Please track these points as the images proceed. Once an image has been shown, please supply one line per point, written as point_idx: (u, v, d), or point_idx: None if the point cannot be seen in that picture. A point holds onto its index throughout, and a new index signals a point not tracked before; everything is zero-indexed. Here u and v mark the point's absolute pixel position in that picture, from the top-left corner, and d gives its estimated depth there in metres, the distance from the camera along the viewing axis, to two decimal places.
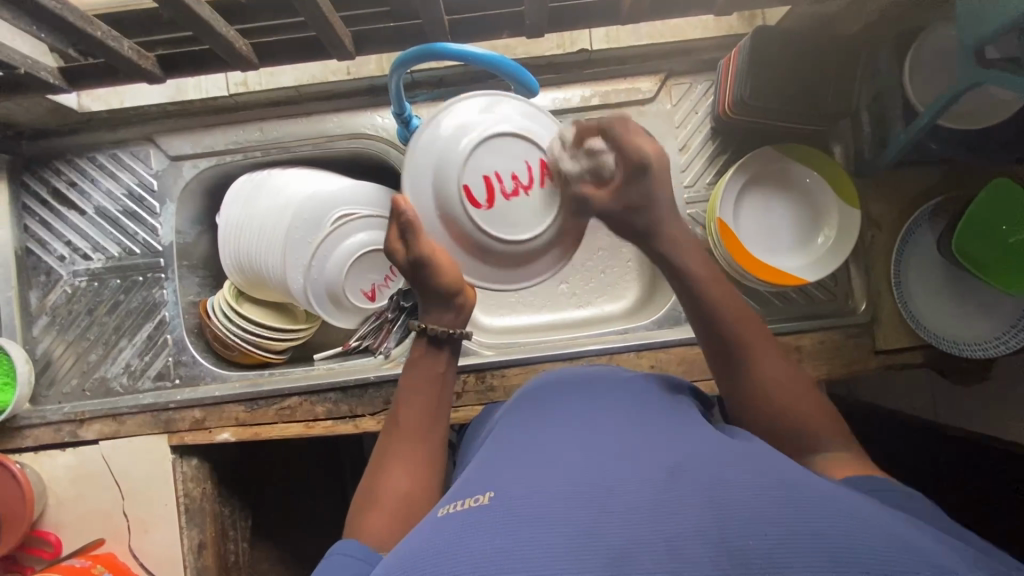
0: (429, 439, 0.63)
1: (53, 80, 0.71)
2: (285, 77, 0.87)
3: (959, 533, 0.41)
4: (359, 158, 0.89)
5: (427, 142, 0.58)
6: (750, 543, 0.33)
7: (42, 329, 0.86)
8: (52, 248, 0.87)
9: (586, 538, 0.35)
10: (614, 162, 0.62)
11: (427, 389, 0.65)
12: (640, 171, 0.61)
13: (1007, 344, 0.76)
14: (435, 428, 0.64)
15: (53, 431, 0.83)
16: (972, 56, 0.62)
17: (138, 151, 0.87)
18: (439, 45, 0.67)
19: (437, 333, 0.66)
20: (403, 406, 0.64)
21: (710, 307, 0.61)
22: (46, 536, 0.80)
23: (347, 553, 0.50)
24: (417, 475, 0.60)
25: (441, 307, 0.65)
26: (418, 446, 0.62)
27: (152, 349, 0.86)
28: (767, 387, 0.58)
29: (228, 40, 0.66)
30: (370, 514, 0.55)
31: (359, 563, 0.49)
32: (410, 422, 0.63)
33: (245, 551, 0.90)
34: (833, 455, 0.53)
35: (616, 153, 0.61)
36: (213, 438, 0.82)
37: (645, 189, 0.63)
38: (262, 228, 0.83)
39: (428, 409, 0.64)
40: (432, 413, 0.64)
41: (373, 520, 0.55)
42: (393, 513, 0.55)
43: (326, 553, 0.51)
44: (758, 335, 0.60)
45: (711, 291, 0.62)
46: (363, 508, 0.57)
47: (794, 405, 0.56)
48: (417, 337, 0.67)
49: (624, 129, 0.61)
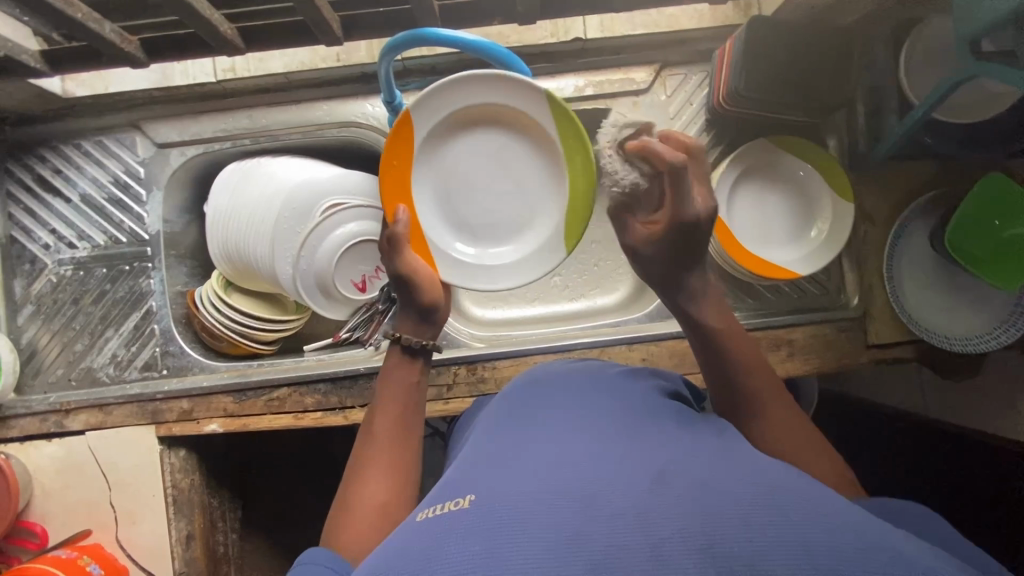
0: (404, 448, 0.63)
1: (35, 63, 0.70)
2: (274, 62, 0.85)
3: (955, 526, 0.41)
4: (350, 147, 0.88)
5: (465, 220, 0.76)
6: (737, 548, 0.33)
7: (28, 319, 0.85)
8: (37, 236, 0.85)
9: (566, 543, 0.35)
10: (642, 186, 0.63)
11: (399, 398, 0.66)
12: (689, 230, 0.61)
13: (997, 340, 0.76)
14: (410, 437, 0.64)
15: (38, 421, 0.82)
16: (968, 48, 0.61)
17: (124, 138, 0.86)
18: (429, 29, 0.66)
19: (410, 342, 0.68)
20: (376, 415, 0.65)
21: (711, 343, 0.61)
22: (32, 527, 0.79)
23: (315, 562, 0.49)
24: (395, 486, 0.59)
25: (413, 317, 0.70)
26: (394, 456, 0.62)
27: (139, 340, 0.85)
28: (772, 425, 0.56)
29: (213, 23, 0.65)
30: (347, 523, 0.55)
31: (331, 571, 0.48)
32: (383, 431, 0.64)
33: (233, 542, 0.90)
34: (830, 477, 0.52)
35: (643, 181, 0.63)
36: (200, 430, 0.81)
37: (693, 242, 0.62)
38: (250, 216, 0.82)
39: (402, 421, 0.65)
40: (405, 419, 0.65)
41: (350, 533, 0.54)
42: (369, 525, 0.55)
43: (295, 562, 0.50)
44: (757, 360, 0.60)
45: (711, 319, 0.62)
46: (339, 518, 0.56)
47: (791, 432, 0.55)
48: (390, 344, 0.69)
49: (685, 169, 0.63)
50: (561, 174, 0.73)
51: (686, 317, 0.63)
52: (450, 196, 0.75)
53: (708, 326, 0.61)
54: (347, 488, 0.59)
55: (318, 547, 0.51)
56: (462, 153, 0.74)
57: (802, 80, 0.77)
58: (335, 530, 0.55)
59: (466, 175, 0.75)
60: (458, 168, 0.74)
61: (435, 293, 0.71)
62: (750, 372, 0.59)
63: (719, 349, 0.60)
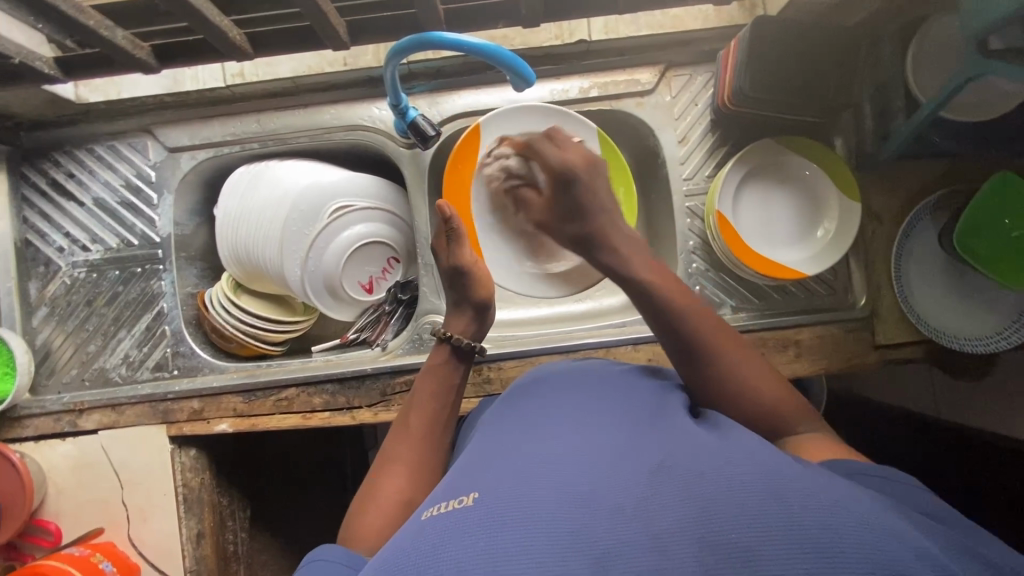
0: (432, 442, 0.64)
1: (49, 70, 0.71)
2: (282, 67, 0.86)
3: (964, 526, 0.41)
4: (356, 149, 0.89)
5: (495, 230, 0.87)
6: (739, 540, 0.33)
7: (42, 320, 0.86)
8: (51, 239, 0.87)
9: (569, 538, 0.35)
10: (543, 166, 0.71)
11: (438, 395, 0.67)
12: (568, 181, 0.69)
13: (1009, 339, 0.77)
14: (444, 431, 0.66)
15: (53, 421, 0.83)
16: (974, 46, 0.61)
17: (136, 142, 0.87)
18: (436, 33, 0.67)
19: (460, 342, 0.70)
20: (413, 410, 0.66)
21: (671, 310, 0.60)
22: (46, 525, 0.81)
23: (324, 558, 0.50)
24: (416, 481, 0.60)
25: (456, 312, 0.73)
26: (420, 451, 0.63)
27: (150, 340, 0.86)
28: (742, 384, 0.56)
29: (222, 29, 0.66)
30: (367, 517, 0.56)
31: (338, 565, 0.49)
32: (421, 422, 0.65)
33: (243, 541, 0.91)
34: (812, 438, 0.53)
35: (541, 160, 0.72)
36: (211, 429, 0.82)
37: (578, 195, 0.69)
38: (259, 219, 0.83)
39: (438, 414, 0.66)
40: (442, 415, 0.66)
41: (367, 528, 0.55)
42: (386, 521, 0.56)
43: (305, 561, 0.51)
44: (716, 324, 0.60)
45: (669, 292, 0.62)
46: (360, 509, 0.58)
47: (768, 398, 0.55)
48: (439, 344, 0.71)
49: (553, 142, 0.73)
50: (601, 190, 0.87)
51: (635, 284, 0.64)
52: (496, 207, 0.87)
53: (660, 296, 0.61)
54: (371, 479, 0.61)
55: (329, 545, 0.52)
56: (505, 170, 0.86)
57: (807, 80, 0.77)
58: (355, 524, 0.57)
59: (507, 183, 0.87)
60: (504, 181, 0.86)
61: (487, 292, 0.73)
62: (716, 342, 0.58)
63: (677, 322, 0.60)
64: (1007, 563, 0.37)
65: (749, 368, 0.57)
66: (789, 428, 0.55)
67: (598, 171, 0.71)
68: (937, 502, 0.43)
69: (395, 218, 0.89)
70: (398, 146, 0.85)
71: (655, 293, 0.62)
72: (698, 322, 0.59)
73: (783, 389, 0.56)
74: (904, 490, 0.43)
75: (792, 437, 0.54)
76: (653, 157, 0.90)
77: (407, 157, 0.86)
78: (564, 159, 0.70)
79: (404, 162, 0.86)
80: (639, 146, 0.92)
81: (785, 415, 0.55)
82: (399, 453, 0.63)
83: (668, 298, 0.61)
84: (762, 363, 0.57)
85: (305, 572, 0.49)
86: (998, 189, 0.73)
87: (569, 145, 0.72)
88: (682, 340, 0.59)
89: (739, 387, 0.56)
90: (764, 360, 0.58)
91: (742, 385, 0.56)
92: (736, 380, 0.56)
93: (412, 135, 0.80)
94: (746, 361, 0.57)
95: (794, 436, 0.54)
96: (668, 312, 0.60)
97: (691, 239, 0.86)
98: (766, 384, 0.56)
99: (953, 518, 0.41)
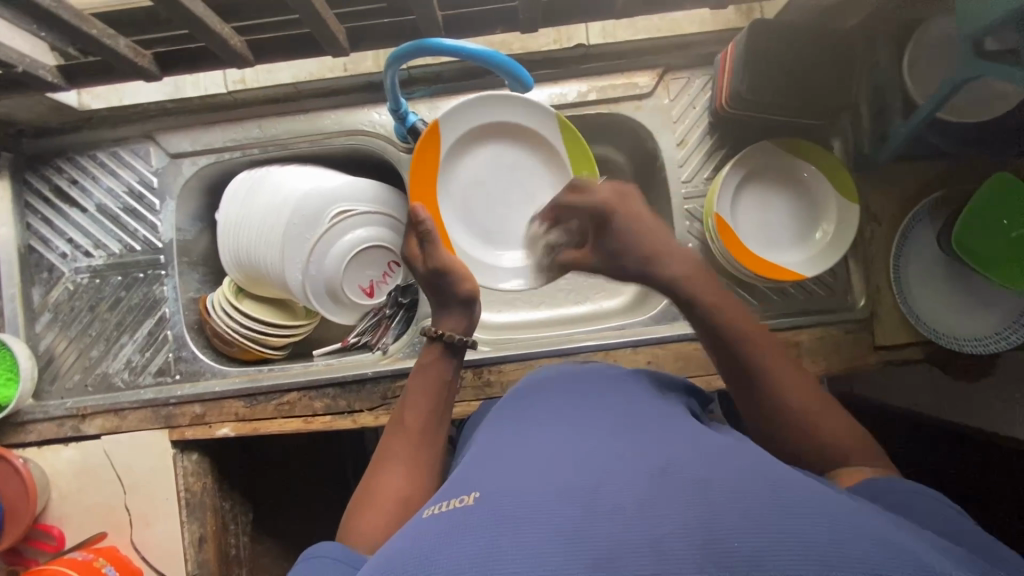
0: (429, 440, 0.65)
1: (52, 78, 0.72)
2: (282, 74, 0.87)
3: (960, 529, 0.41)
4: (357, 154, 0.90)
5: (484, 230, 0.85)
6: (736, 544, 0.33)
7: (45, 326, 0.87)
8: (54, 245, 0.88)
9: (565, 539, 0.35)
10: (573, 218, 0.73)
11: (432, 391, 0.67)
12: (604, 222, 0.68)
13: (1009, 340, 0.77)
14: (440, 428, 0.66)
15: (56, 426, 0.84)
16: (971, 49, 0.61)
17: (138, 148, 0.88)
18: (433, 39, 0.67)
19: (452, 339, 0.69)
20: (408, 408, 0.66)
21: (726, 334, 0.59)
22: (50, 530, 0.81)
23: (326, 556, 0.50)
24: (415, 478, 0.61)
25: (445, 309, 0.72)
26: (418, 448, 0.63)
27: (152, 345, 0.86)
28: (801, 413, 0.55)
29: (223, 37, 0.66)
30: (366, 512, 0.57)
31: (340, 564, 0.49)
32: (419, 417, 0.65)
33: (245, 545, 0.91)
34: (859, 470, 0.52)
35: (572, 208, 0.72)
36: (213, 433, 0.83)
37: (613, 237, 0.67)
38: (261, 224, 0.83)
39: (435, 410, 0.66)
40: (438, 412, 0.67)
41: (366, 525, 0.56)
42: (384, 519, 0.56)
43: (301, 557, 0.51)
44: (778, 356, 0.58)
45: (722, 309, 0.60)
46: (359, 505, 0.58)
47: (825, 428, 0.55)
48: (429, 343, 0.70)
49: (581, 190, 0.71)
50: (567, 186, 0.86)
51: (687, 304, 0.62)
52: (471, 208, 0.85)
53: (705, 312, 0.61)
54: (370, 476, 0.61)
55: (327, 543, 0.52)
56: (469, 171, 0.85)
57: (805, 83, 0.78)
58: (354, 519, 0.57)
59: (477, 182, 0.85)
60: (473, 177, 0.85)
61: (472, 288, 0.73)
62: (774, 372, 0.57)
63: (730, 344, 0.59)
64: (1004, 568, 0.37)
65: (801, 395, 0.56)
66: (849, 463, 0.53)
67: (631, 198, 0.69)
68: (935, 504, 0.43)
69: (396, 222, 0.89)
70: (399, 151, 0.86)
71: (712, 313, 0.60)
72: (757, 353, 0.58)
73: (842, 421, 0.55)
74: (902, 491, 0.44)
75: (841, 467, 0.53)
76: (652, 160, 0.91)
77: (407, 161, 0.86)
78: (630, 210, 0.68)
79: (404, 166, 0.86)
80: (638, 148, 0.92)
81: (844, 444, 0.54)
82: (397, 449, 0.63)
83: (725, 319, 0.60)
84: (811, 385, 0.57)
85: (302, 567, 0.50)
86: (997, 190, 0.74)
87: (599, 187, 0.70)
88: (732, 366, 0.59)
89: (798, 418, 0.55)
90: (815, 381, 0.58)
91: (799, 414, 0.55)
92: (792, 412, 0.56)
93: (412, 140, 0.80)
94: (803, 389, 0.57)
95: (847, 468, 0.52)
96: (723, 335, 0.59)
97: (690, 241, 0.86)
98: (828, 414, 0.55)
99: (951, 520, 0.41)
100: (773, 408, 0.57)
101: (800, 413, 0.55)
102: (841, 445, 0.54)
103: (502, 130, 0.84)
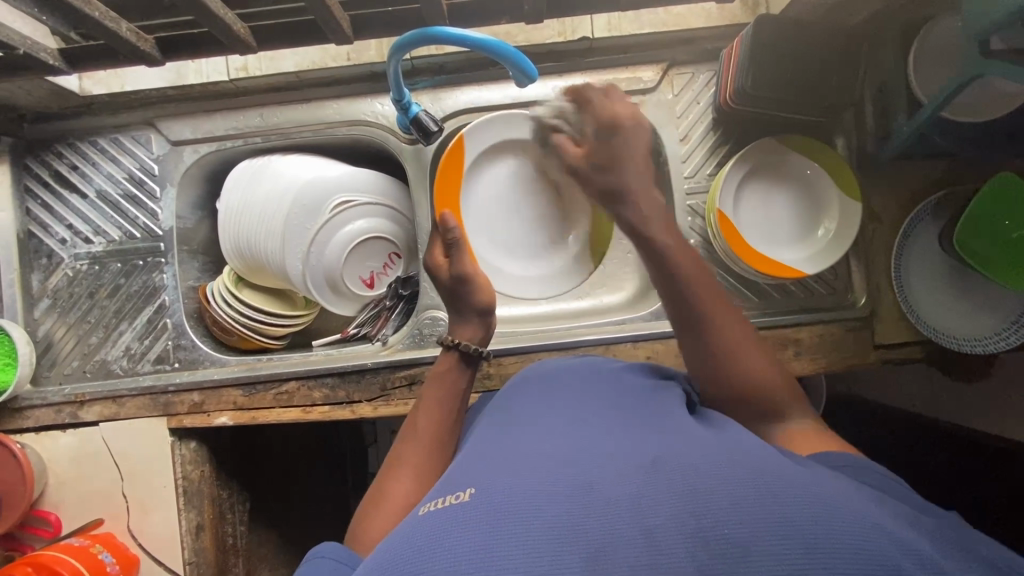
0: (440, 447, 0.64)
1: (54, 61, 0.72)
2: (286, 62, 0.86)
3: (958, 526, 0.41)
4: (359, 144, 0.89)
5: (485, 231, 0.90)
6: (731, 535, 0.33)
7: (44, 312, 0.87)
8: (54, 231, 0.87)
9: (561, 532, 0.35)
10: (586, 117, 0.67)
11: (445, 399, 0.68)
12: (611, 130, 0.63)
13: (1008, 340, 0.76)
14: (452, 435, 0.66)
15: (53, 412, 0.84)
16: (975, 47, 0.61)
17: (139, 135, 0.87)
18: (438, 28, 0.67)
19: (468, 349, 0.72)
20: (420, 413, 0.67)
21: (682, 280, 0.58)
22: (47, 516, 0.81)
23: (327, 556, 0.50)
24: (422, 484, 0.60)
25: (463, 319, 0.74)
26: (428, 455, 0.63)
27: (151, 333, 0.86)
28: (733, 357, 0.56)
29: (227, 22, 0.66)
30: (375, 519, 0.57)
31: (343, 566, 0.49)
32: (428, 426, 0.65)
33: (242, 534, 0.91)
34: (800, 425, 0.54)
35: (587, 103, 0.66)
36: (211, 422, 0.82)
37: (615, 146, 0.63)
38: (262, 213, 0.83)
39: (444, 417, 0.67)
40: (448, 420, 0.67)
41: (374, 530, 0.55)
42: (393, 521, 0.56)
43: (305, 558, 0.51)
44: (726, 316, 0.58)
45: (677, 253, 0.59)
46: (370, 514, 0.58)
47: (753, 374, 0.56)
48: (445, 351, 0.73)
49: (582, 97, 0.67)
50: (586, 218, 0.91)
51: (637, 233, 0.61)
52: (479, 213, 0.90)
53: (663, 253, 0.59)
54: (380, 485, 0.61)
55: (332, 544, 0.52)
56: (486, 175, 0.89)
57: (810, 80, 0.77)
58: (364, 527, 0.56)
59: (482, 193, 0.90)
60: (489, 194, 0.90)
61: (489, 297, 0.74)
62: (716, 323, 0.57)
63: (683, 289, 0.58)
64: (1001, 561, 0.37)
65: (742, 343, 0.57)
66: (780, 412, 0.55)
67: (645, 125, 0.65)
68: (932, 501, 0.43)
69: (396, 213, 0.89)
70: (401, 142, 0.86)
71: (668, 254, 0.59)
72: (701, 301, 0.58)
73: (773, 371, 0.57)
74: (897, 489, 0.43)
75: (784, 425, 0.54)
76: (655, 156, 0.91)
77: (409, 153, 0.86)
78: (609, 113, 0.64)
79: (408, 159, 0.86)
80: None
81: (777, 398, 0.55)
82: (405, 460, 0.63)
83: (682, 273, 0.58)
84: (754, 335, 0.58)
85: (305, 569, 0.49)
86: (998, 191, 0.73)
87: (604, 104, 0.65)
88: (683, 309, 0.58)
89: (729, 365, 0.56)
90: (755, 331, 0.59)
91: (734, 352, 0.56)
92: (729, 354, 0.56)
93: (415, 131, 0.80)
94: (743, 338, 0.57)
95: (783, 422, 0.55)
96: (679, 274, 0.58)
97: (692, 237, 0.86)
98: (761, 361, 0.57)
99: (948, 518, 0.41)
100: (723, 356, 0.56)
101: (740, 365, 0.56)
102: (772, 395, 0.56)
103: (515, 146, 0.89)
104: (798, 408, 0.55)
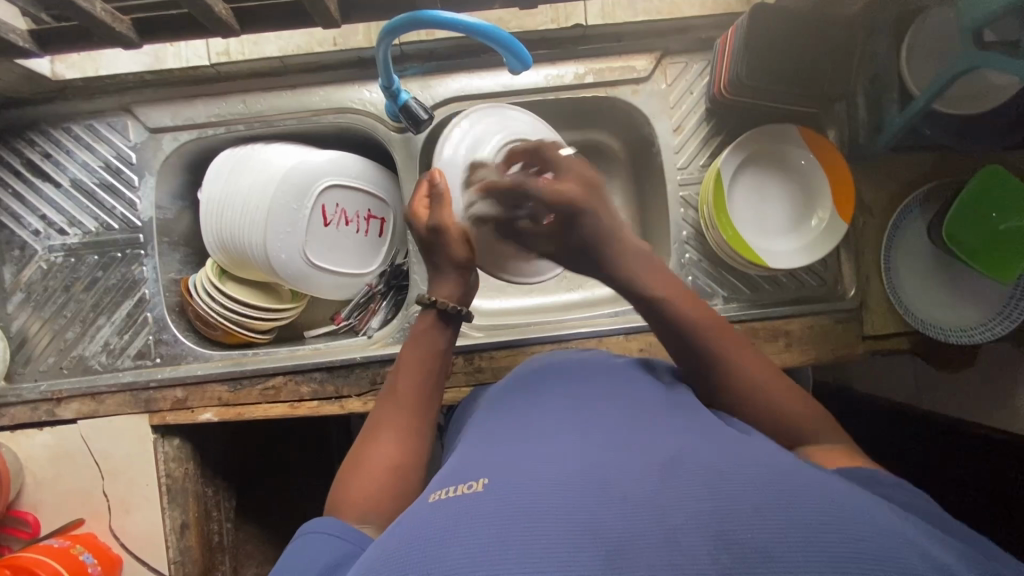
0: (423, 412, 0.62)
1: (22, 42, 0.68)
2: (269, 47, 0.83)
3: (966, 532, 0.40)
4: (346, 132, 0.87)
5: (753, 222, 0.85)
6: (750, 537, 0.33)
7: (17, 306, 0.83)
8: (26, 222, 0.84)
9: (580, 527, 0.34)
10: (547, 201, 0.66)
11: (423, 361, 0.64)
12: (575, 215, 0.64)
13: (991, 331, 0.77)
14: (430, 404, 0.63)
15: (29, 410, 0.81)
16: (971, 37, 0.61)
17: (115, 122, 0.84)
18: (428, 11, 0.65)
19: (445, 307, 0.66)
20: (400, 376, 0.63)
21: (694, 330, 0.59)
22: (24, 516, 0.78)
23: (320, 531, 0.48)
24: (407, 451, 0.58)
25: (449, 275, 0.68)
26: (406, 419, 0.60)
27: (131, 328, 0.83)
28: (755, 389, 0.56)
29: (207, 3, 0.63)
30: (355, 481, 0.54)
31: (338, 540, 0.48)
32: (414, 376, 0.63)
33: (228, 531, 0.90)
34: (831, 447, 0.52)
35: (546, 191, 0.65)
36: (195, 418, 0.80)
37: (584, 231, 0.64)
38: (246, 202, 0.80)
39: (427, 379, 0.63)
40: (427, 386, 0.63)
41: (356, 493, 0.53)
42: (378, 486, 0.54)
43: (297, 533, 0.49)
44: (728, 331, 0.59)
45: (683, 304, 0.61)
46: (349, 476, 0.55)
47: (774, 399, 0.55)
48: (424, 310, 0.67)
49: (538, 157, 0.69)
50: (804, 194, 0.85)
51: (647, 302, 0.62)
52: (755, 206, 0.85)
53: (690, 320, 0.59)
54: (364, 446, 0.58)
55: (324, 518, 0.50)
56: (750, 173, 0.85)
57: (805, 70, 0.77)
58: (345, 486, 0.54)
59: (757, 191, 0.85)
60: (744, 190, 0.85)
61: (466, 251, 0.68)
62: (726, 344, 0.58)
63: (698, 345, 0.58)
64: (1004, 563, 0.37)
65: (757, 373, 0.57)
66: (812, 437, 0.53)
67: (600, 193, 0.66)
68: (932, 508, 0.43)
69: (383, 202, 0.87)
70: (389, 131, 0.84)
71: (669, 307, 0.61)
72: (715, 342, 0.58)
73: (792, 394, 0.56)
74: (900, 491, 0.44)
75: (809, 445, 0.53)
76: (648, 147, 0.90)
77: (398, 141, 0.84)
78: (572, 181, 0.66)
79: (396, 147, 0.84)
80: (634, 133, 0.91)
81: (798, 423, 0.54)
82: (390, 411, 0.61)
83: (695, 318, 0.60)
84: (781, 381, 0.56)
85: (299, 543, 0.48)
86: (976, 187, 0.74)
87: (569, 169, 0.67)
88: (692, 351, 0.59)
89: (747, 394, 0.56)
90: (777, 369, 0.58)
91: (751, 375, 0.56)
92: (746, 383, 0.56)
93: (405, 119, 0.78)
94: (757, 368, 0.57)
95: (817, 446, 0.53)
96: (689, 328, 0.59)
97: (684, 229, 0.86)
98: (781, 392, 0.56)
99: (950, 522, 0.41)
100: (741, 390, 0.56)
101: (750, 382, 0.56)
102: (793, 423, 0.54)
103: (786, 143, 0.84)
104: (827, 434, 0.54)
